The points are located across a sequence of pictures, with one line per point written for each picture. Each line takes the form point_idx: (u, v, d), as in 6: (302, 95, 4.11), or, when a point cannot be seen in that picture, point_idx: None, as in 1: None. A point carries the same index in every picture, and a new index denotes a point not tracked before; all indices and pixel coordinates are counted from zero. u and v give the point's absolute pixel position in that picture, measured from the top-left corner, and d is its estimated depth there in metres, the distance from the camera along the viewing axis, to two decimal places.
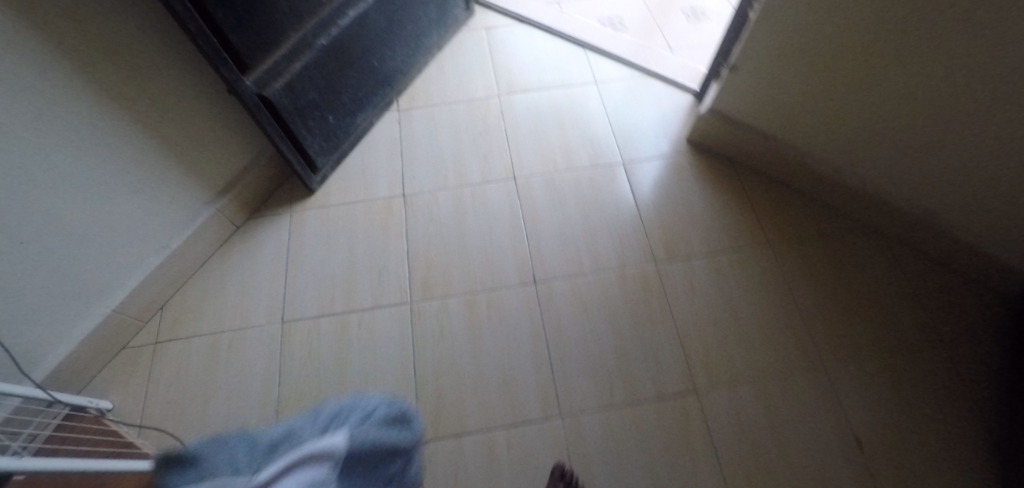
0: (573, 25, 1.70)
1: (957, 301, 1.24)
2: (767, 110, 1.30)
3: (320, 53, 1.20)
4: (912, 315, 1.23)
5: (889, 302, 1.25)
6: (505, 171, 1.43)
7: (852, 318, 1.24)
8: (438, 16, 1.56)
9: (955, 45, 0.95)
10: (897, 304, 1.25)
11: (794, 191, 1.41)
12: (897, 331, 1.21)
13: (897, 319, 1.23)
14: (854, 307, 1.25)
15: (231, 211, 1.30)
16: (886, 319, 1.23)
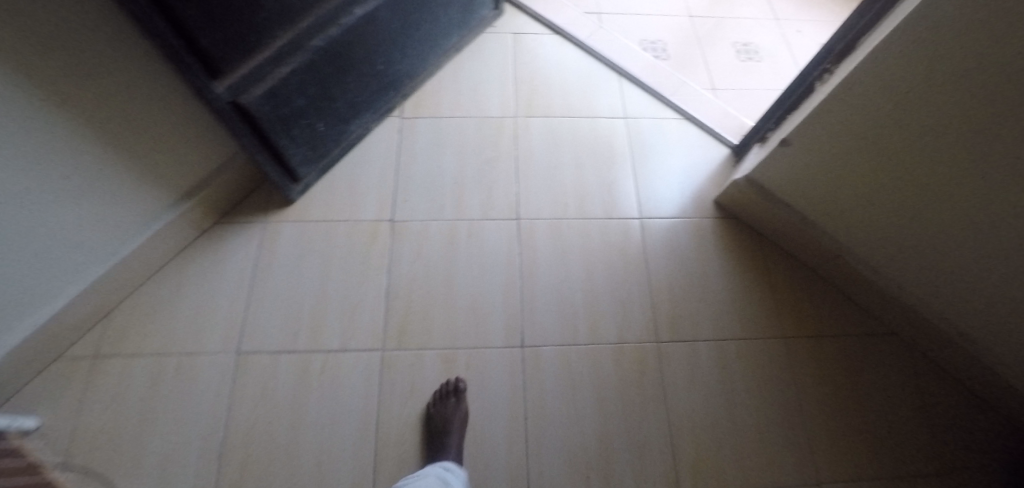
0: (612, 45, 1.52)
1: (974, 434, 1.13)
2: (804, 191, 1.15)
3: (313, 57, 1.03)
4: (923, 442, 1.12)
5: (900, 423, 1.13)
6: (509, 208, 1.28)
7: (857, 436, 1.12)
8: (461, 16, 1.38)
9: None
10: (908, 427, 1.13)
11: (818, 278, 1.27)
12: (903, 459, 1.10)
13: (906, 444, 1.11)
14: (861, 423, 1.13)
15: (196, 216, 1.16)
16: (893, 443, 1.11)
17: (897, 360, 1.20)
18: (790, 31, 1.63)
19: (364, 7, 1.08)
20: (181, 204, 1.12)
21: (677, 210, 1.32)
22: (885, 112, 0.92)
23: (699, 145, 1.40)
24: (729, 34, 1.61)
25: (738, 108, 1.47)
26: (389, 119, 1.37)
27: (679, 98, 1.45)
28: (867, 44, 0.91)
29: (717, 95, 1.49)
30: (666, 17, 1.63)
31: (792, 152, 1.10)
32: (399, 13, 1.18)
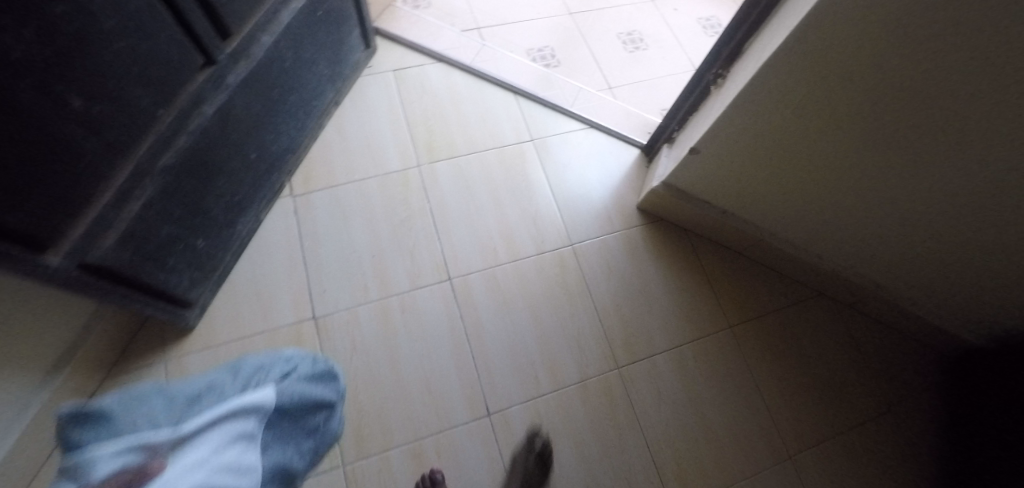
0: (500, 63, 1.44)
1: (897, 366, 1.25)
2: (719, 189, 1.16)
3: (167, 179, 0.88)
4: (860, 387, 1.23)
5: (839, 375, 1.23)
6: (438, 269, 1.19)
7: (809, 400, 1.20)
8: (331, 68, 1.23)
9: (937, 151, 0.83)
10: (846, 377, 1.23)
11: (745, 258, 1.32)
12: (848, 408, 1.20)
13: (847, 393, 1.22)
14: (809, 386, 1.21)
15: (76, 382, 0.97)
16: (837, 396, 1.21)
17: (828, 319, 1.29)
18: (667, 11, 1.65)
19: (216, 102, 0.91)
20: (53, 378, 0.93)
21: (606, 228, 1.29)
22: (789, 117, 0.91)
23: (611, 153, 1.38)
24: (611, 26, 1.58)
25: (638, 104, 1.46)
26: (280, 201, 1.23)
27: (581, 107, 1.41)
28: (758, 52, 0.90)
29: (616, 95, 1.46)
30: (546, 19, 1.56)
31: (708, 156, 1.09)
32: (260, 93, 1.01)
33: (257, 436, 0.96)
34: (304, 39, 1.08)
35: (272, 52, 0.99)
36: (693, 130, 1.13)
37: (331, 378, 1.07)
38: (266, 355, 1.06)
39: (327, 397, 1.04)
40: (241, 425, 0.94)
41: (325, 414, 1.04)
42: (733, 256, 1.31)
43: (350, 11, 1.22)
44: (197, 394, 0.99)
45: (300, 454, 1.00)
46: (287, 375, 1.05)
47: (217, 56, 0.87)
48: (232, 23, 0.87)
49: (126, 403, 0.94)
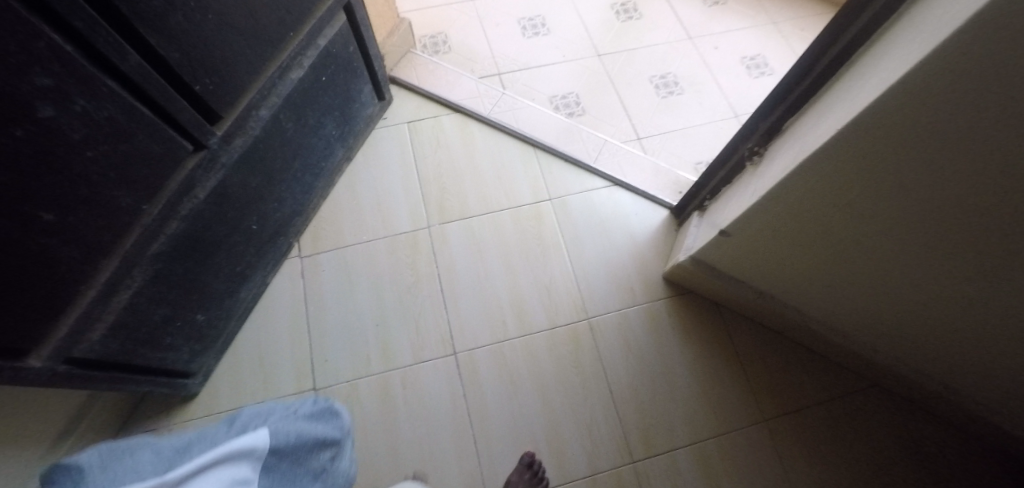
0: (520, 113, 1.36)
1: (966, 477, 1.07)
2: (758, 271, 1.03)
3: (159, 266, 0.83)
4: None
5: (895, 484, 1.06)
6: (443, 343, 1.12)
7: None
8: (341, 128, 1.18)
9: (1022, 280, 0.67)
10: (903, 486, 1.06)
11: (786, 339, 1.19)
12: None
13: None
14: None
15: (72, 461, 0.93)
16: None
17: (879, 413, 1.13)
18: (706, 49, 1.51)
19: (209, 184, 0.87)
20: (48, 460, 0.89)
21: (626, 298, 1.19)
22: (824, 215, 0.79)
23: (637, 214, 1.26)
24: (643, 69, 1.47)
25: (668, 158, 1.34)
26: (287, 261, 1.19)
27: (604, 162, 1.31)
28: (795, 141, 0.78)
29: (643, 147, 1.35)
30: (572, 62, 1.46)
31: (733, 240, 0.97)
32: (260, 166, 0.97)
33: (257, 479, 0.60)
34: (308, 106, 1.04)
35: (269, 124, 0.95)
36: (724, 208, 1.01)
37: (333, 413, 0.70)
38: (263, 406, 0.68)
39: (333, 433, 0.68)
40: (234, 471, 0.58)
41: (334, 452, 0.68)
42: (771, 336, 1.19)
43: (359, 70, 1.17)
44: (191, 439, 0.62)
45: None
46: (278, 413, 0.67)
47: (207, 140, 0.83)
48: (220, 105, 0.83)
49: (112, 457, 0.57)
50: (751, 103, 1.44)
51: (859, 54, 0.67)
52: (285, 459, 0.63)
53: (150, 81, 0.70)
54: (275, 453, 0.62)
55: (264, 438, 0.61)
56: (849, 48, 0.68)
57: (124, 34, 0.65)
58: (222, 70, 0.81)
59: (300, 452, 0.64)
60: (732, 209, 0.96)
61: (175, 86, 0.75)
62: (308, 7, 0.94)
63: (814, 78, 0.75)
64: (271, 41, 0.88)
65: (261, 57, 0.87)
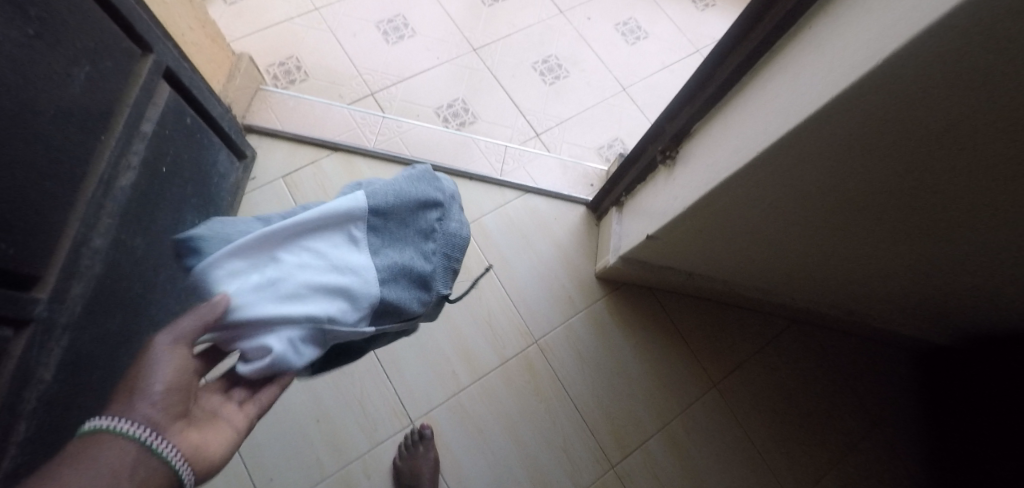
0: (407, 136, 1.24)
1: (877, 375, 1.21)
2: (685, 259, 1.03)
3: (20, 480, 0.66)
4: (849, 407, 1.18)
5: (827, 402, 1.18)
6: (398, 416, 1.04)
7: (804, 435, 1.15)
8: (204, 212, 0.99)
9: (924, 237, 0.71)
10: (834, 401, 1.18)
11: (714, 303, 1.23)
12: (842, 433, 1.16)
13: (839, 418, 1.17)
14: (802, 421, 1.16)
15: None
16: (830, 423, 1.16)
17: (810, 345, 1.22)
18: (580, 22, 1.48)
19: (54, 357, 0.69)
20: None
21: (567, 307, 1.17)
22: (746, 214, 0.80)
23: (557, 219, 1.22)
24: (523, 56, 1.40)
25: (571, 149, 1.30)
26: None
27: (511, 171, 1.24)
28: (709, 150, 0.77)
29: (545, 144, 1.30)
30: (448, 63, 1.35)
31: (665, 240, 0.95)
32: (116, 302, 0.79)
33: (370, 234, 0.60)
34: (156, 208, 0.85)
35: (112, 251, 0.76)
36: (642, 213, 1.00)
37: (431, 178, 0.68)
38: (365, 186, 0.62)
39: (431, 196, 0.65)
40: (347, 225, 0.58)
41: (439, 214, 0.65)
42: (702, 304, 1.22)
43: (207, 139, 0.97)
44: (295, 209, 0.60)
45: (426, 256, 0.62)
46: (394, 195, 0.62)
47: (30, 312, 0.65)
48: (32, 262, 0.64)
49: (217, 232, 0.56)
50: (635, 71, 1.44)
51: (761, 65, 0.66)
52: (392, 218, 0.62)
53: None
54: (381, 212, 0.61)
55: (362, 199, 0.60)
56: (750, 58, 0.67)
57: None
58: (21, 222, 0.61)
59: (401, 210, 0.62)
60: (653, 214, 0.94)
61: None
62: (116, 96, 0.73)
63: (718, 85, 0.74)
64: (77, 158, 0.68)
65: (69, 182, 0.67)
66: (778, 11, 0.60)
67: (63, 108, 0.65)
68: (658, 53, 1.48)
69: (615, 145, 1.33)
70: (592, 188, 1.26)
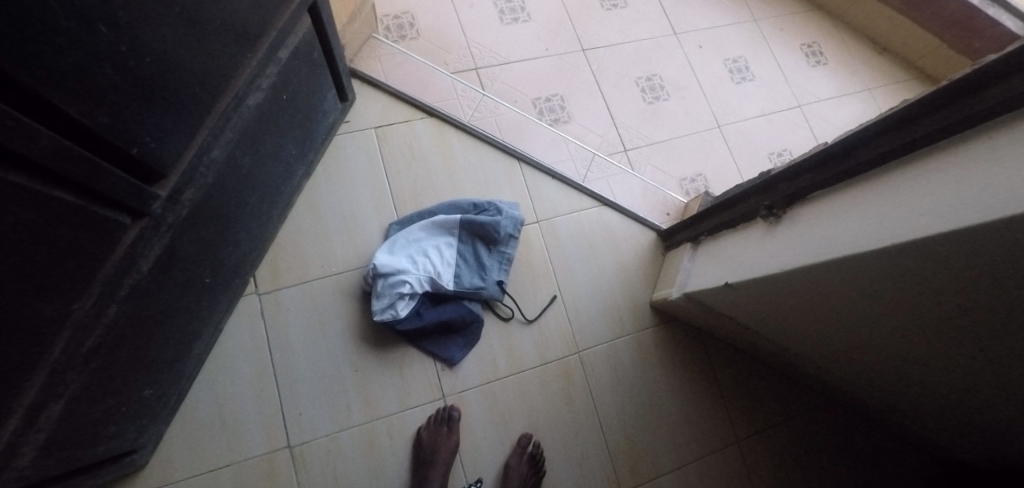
0: (502, 120, 1.24)
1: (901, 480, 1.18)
2: (751, 315, 1.02)
3: (97, 360, 0.68)
4: None
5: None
6: (431, 390, 1.05)
7: None
8: (302, 145, 1.00)
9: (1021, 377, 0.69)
10: None
11: (756, 362, 1.23)
12: None
13: None
14: None
15: None
16: None
17: (841, 430, 1.21)
18: (691, 48, 1.49)
19: (154, 252, 0.70)
20: None
21: (615, 326, 1.18)
22: (837, 298, 0.79)
23: (626, 238, 1.23)
24: (628, 68, 1.41)
25: (654, 174, 1.32)
26: (243, 299, 1.03)
27: (593, 180, 1.25)
28: (827, 222, 0.77)
29: (630, 161, 1.31)
30: (555, 57, 1.36)
31: (746, 291, 0.94)
32: (214, 213, 0.79)
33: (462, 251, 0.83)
34: (268, 133, 0.85)
35: (224, 164, 0.76)
36: (727, 258, 1.00)
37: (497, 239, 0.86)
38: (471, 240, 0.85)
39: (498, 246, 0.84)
40: None
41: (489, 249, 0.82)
42: (743, 359, 1.23)
43: (323, 76, 0.98)
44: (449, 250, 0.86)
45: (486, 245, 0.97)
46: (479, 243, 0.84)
47: (148, 206, 0.65)
48: (167, 161, 0.64)
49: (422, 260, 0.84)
50: (733, 112, 1.44)
51: (914, 156, 0.65)
52: None
53: (69, 162, 0.52)
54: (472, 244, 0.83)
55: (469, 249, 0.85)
56: (904, 147, 0.66)
57: (17, 105, 0.46)
58: (167, 120, 0.62)
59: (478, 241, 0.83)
60: (742, 264, 0.94)
61: (101, 154, 0.57)
62: (269, 20, 0.74)
63: (860, 163, 0.73)
64: (225, 71, 0.69)
65: (213, 93, 0.68)
66: (954, 111, 0.59)
67: (227, 22, 0.65)
68: (760, 98, 1.47)
69: (697, 181, 1.34)
70: (668, 217, 1.27)
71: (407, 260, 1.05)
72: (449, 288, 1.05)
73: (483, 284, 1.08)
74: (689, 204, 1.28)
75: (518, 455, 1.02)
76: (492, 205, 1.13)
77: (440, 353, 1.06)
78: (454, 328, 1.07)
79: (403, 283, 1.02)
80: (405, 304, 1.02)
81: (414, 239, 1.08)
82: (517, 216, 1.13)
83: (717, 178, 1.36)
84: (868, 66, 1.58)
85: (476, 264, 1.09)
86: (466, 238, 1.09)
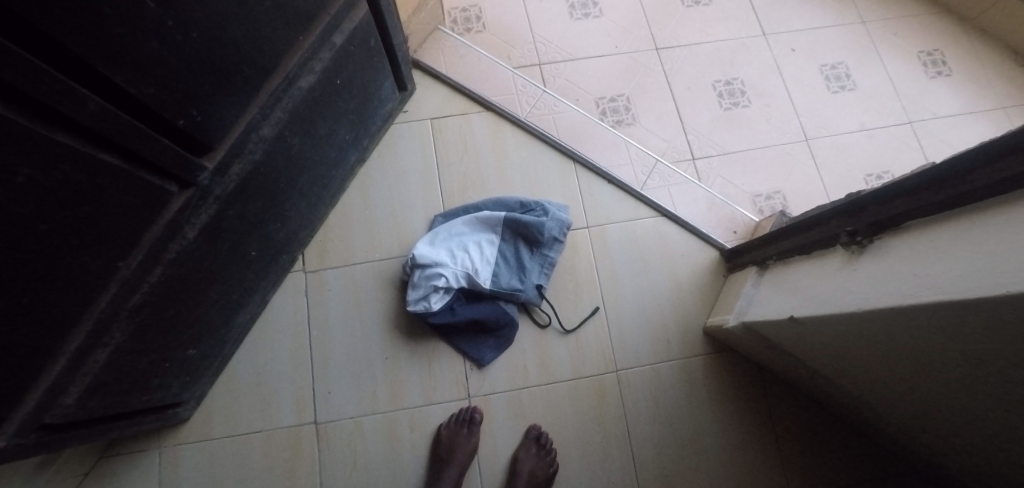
0: (560, 118, 1.20)
1: None
2: (818, 358, 0.89)
3: (143, 315, 0.72)
4: None
5: None
6: (458, 388, 1.03)
7: None
8: (356, 131, 1.02)
9: None
10: None
11: (828, 414, 1.07)
12: None
13: None
14: None
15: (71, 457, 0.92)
16: None
17: None
18: (782, 52, 1.34)
19: (201, 220, 0.72)
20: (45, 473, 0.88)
21: (661, 348, 1.09)
22: (925, 350, 0.66)
23: (683, 254, 1.14)
24: (706, 71, 1.30)
25: (723, 187, 1.20)
26: (291, 275, 1.07)
27: (653, 188, 1.17)
28: (918, 259, 0.64)
29: (697, 171, 1.21)
30: (625, 56, 1.29)
31: (813, 328, 0.82)
32: (262, 189, 0.82)
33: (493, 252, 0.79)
34: (320, 116, 0.87)
35: (275, 143, 0.78)
36: (795, 288, 0.89)
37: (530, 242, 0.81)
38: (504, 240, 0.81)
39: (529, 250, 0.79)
40: None
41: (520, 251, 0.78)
42: (810, 407, 1.08)
43: (381, 64, 0.98)
44: None
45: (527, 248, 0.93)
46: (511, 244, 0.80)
47: (196, 177, 0.67)
48: (215, 134, 0.66)
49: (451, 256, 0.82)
50: (824, 125, 1.28)
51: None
52: None
53: (115, 126, 0.53)
54: None
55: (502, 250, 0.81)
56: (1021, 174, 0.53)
57: (56, 66, 0.47)
58: (217, 95, 0.63)
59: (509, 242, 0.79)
60: (813, 296, 0.82)
61: (152, 123, 0.58)
62: (321, 4, 0.75)
63: (965, 189, 0.60)
64: (274, 52, 0.70)
65: (261, 73, 0.70)
66: None
67: (278, 4, 0.66)
68: (860, 111, 1.30)
69: (774, 198, 1.21)
70: (735, 235, 1.16)
71: (446, 253, 1.03)
72: (485, 286, 1.02)
73: (521, 287, 1.04)
74: (761, 223, 1.15)
75: (527, 446, 1.00)
76: (540, 205, 1.09)
77: (470, 352, 1.04)
78: (486, 328, 1.04)
79: (439, 277, 1.00)
80: (438, 298, 1.01)
81: (456, 233, 1.06)
82: (564, 219, 1.07)
83: (798, 197, 1.21)
84: (1006, 81, 1.34)
85: (517, 265, 1.05)
86: (509, 237, 1.06)
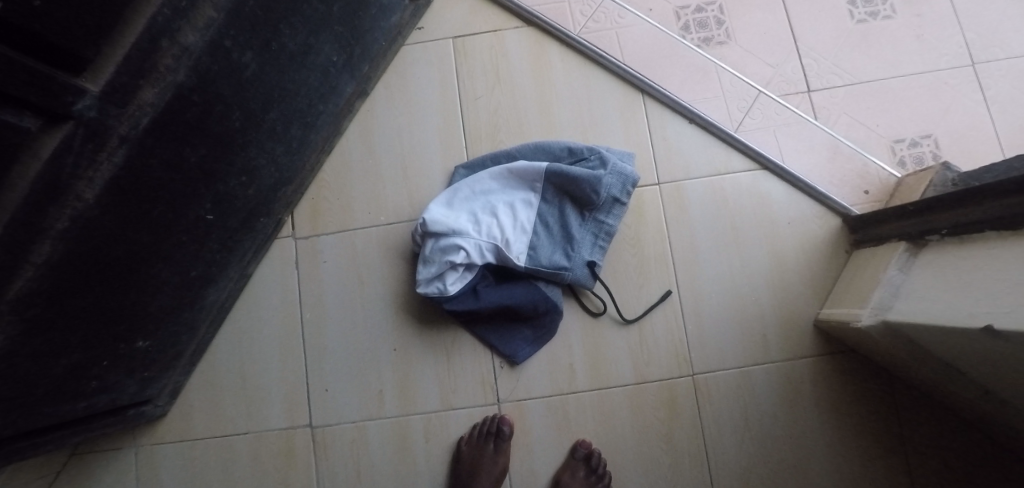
0: (626, 34, 0.89)
1: None
2: (1005, 386, 0.56)
3: (35, 309, 0.51)
4: None
5: None
6: (485, 392, 0.80)
7: None
8: (346, 48, 0.77)
9: None
10: None
11: (1003, 455, 0.73)
12: None
13: None
14: None
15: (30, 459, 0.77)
16: None
17: None
18: None
19: (102, 175, 0.49)
20: None
21: (754, 348, 0.81)
22: None
23: (790, 221, 0.84)
24: None
25: (851, 128, 0.87)
26: (278, 241, 0.86)
27: (750, 129, 0.86)
28: None
29: (813, 107, 0.88)
30: None
31: (1017, 363, 0.51)
32: (204, 129, 0.59)
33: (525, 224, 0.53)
34: (280, 18, 0.61)
35: (207, 57, 0.54)
36: (963, 279, 0.58)
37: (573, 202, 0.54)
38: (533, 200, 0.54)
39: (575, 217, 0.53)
40: None
41: None
42: (973, 439, 0.75)
43: None
44: None
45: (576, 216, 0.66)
46: None
47: (69, 107, 0.43)
48: (86, 36, 0.42)
49: None
50: (1005, 39, 0.90)
51: None
52: None
53: None
54: None
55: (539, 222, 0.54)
56: None
57: None
58: None
59: None
60: (992, 291, 0.53)
61: None
62: None
63: None
64: None
65: None
66: None
67: None
68: None
69: (923, 145, 0.86)
70: (865, 196, 0.84)
71: (467, 218, 0.78)
72: (519, 263, 0.77)
73: (567, 264, 0.77)
74: (905, 180, 0.82)
75: (574, 468, 0.77)
76: (594, 152, 0.81)
77: (500, 347, 0.80)
78: (521, 316, 0.79)
79: (457, 250, 0.75)
80: (457, 278, 0.77)
81: (481, 190, 0.80)
82: (629, 172, 0.79)
83: (960, 144, 0.86)
84: None
85: (562, 235, 0.79)
86: (552, 195, 0.79)
